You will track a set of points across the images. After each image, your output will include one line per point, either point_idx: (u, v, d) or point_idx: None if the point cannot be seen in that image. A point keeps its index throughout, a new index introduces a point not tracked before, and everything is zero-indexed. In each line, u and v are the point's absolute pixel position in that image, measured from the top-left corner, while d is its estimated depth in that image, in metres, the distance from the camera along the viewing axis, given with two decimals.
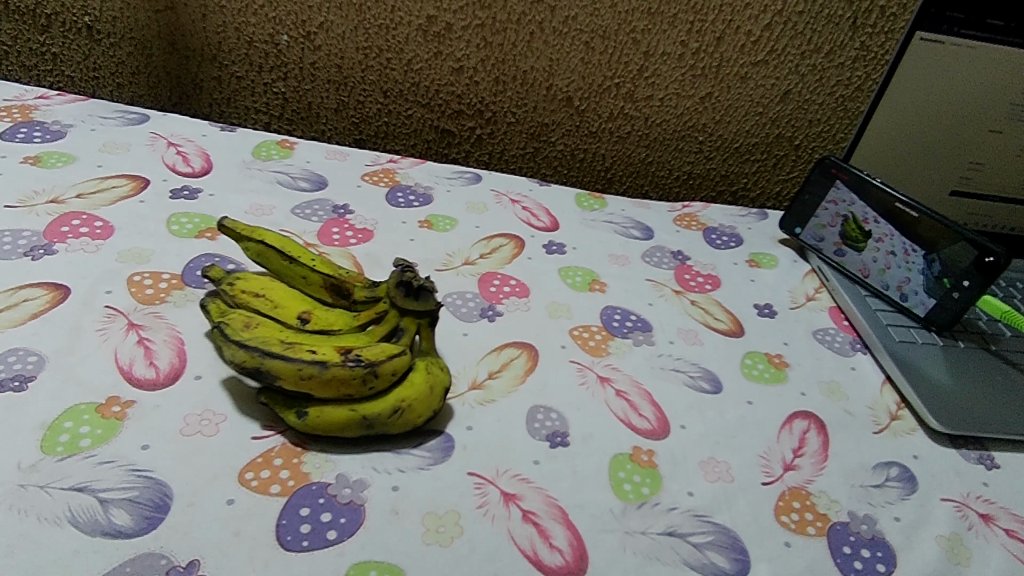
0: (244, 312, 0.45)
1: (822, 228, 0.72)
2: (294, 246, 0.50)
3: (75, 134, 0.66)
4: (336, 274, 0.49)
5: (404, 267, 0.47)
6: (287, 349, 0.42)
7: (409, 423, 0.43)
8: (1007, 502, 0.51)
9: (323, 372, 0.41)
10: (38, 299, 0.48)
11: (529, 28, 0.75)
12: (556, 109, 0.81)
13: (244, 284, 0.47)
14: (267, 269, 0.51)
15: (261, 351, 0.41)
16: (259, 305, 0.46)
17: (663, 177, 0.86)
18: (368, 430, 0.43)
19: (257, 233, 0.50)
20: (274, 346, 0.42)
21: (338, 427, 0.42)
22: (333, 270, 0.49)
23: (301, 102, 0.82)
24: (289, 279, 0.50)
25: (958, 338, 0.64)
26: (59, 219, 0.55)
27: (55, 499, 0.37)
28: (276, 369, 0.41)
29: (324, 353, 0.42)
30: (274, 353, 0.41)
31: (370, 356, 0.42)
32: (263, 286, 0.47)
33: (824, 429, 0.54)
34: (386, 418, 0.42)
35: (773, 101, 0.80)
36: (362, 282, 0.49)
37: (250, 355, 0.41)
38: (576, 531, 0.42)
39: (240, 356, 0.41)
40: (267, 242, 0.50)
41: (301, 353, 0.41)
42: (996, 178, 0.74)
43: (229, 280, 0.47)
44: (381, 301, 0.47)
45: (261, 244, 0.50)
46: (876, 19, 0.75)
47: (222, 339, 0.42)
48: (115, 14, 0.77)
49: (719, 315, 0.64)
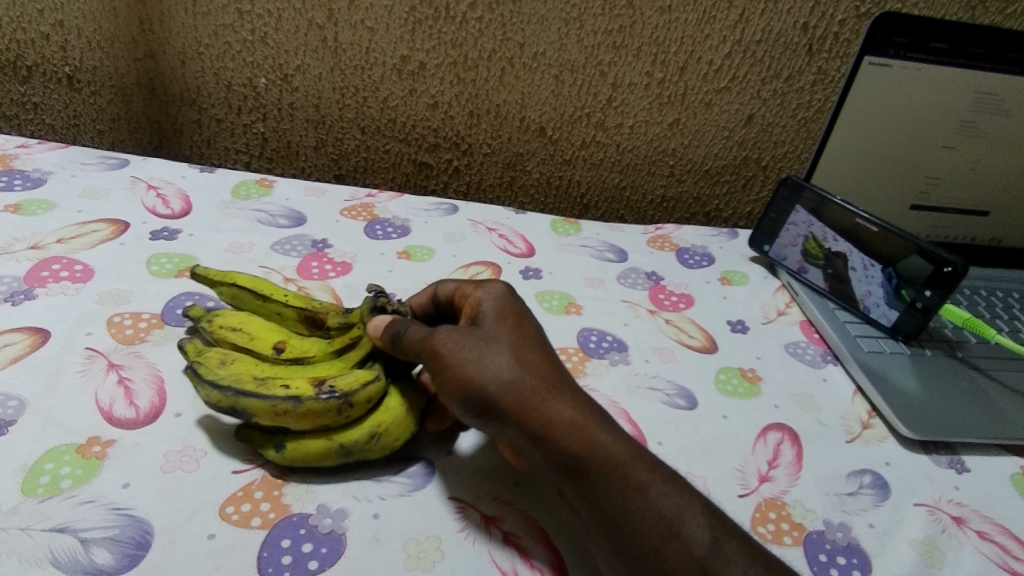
0: (222, 350, 0.46)
1: (786, 247, 0.75)
2: (267, 285, 0.51)
3: (56, 181, 0.67)
4: (310, 306, 0.50)
5: (377, 293, 0.49)
6: (260, 386, 0.42)
7: (388, 446, 0.44)
8: (978, 504, 0.52)
9: (298, 406, 0.41)
10: (19, 344, 0.49)
11: (500, 64, 0.78)
12: (530, 139, 0.84)
13: (222, 320, 0.49)
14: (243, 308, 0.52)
15: (235, 390, 0.42)
16: (236, 339, 0.47)
17: (636, 201, 0.90)
18: (347, 458, 0.43)
19: (230, 276, 0.51)
20: (248, 384, 0.42)
21: (317, 458, 0.43)
22: (307, 303, 0.51)
23: (281, 141, 0.84)
24: (265, 316, 0.51)
25: (925, 346, 0.66)
26: (39, 264, 0.56)
27: (37, 541, 0.38)
28: (251, 407, 0.41)
29: (298, 387, 0.42)
30: (247, 391, 0.42)
31: (344, 386, 0.42)
32: (240, 321, 0.49)
33: (797, 440, 0.55)
34: (364, 444, 0.43)
35: (738, 126, 0.84)
36: (336, 310, 0.50)
37: (224, 395, 0.42)
38: (555, 551, 0.43)
39: (216, 396, 0.42)
40: (239, 284, 0.51)
41: (275, 390, 0.42)
42: (952, 192, 0.77)
43: (208, 317, 0.49)
44: (354, 326, 0.49)
45: (234, 287, 0.51)
46: (831, 44, 0.78)
47: (197, 379, 0.43)
48: (94, 65, 0.79)
49: (693, 333, 0.66)
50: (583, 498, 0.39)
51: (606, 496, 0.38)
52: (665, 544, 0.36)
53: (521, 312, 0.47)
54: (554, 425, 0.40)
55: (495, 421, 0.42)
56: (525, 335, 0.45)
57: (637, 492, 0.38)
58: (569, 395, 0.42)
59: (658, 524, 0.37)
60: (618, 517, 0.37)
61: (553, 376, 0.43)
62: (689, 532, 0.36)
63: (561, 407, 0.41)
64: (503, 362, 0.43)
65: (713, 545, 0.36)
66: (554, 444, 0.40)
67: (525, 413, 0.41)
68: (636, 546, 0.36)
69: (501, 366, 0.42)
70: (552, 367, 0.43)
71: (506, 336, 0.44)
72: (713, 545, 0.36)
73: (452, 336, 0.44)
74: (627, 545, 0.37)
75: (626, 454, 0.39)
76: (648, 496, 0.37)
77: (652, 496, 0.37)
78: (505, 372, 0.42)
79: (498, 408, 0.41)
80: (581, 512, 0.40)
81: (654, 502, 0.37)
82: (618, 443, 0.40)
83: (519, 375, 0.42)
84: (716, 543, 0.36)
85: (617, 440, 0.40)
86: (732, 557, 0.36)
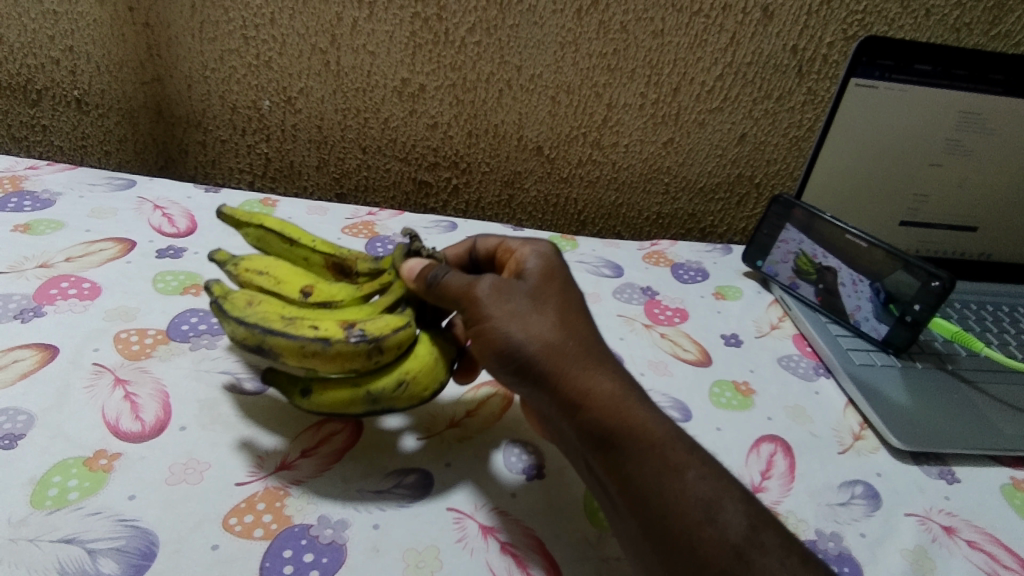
0: (249, 292, 0.46)
1: (778, 262, 0.77)
2: (293, 229, 0.52)
3: (64, 202, 0.69)
4: (337, 254, 0.52)
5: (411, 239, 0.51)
6: (287, 326, 0.43)
7: (415, 395, 0.45)
8: (968, 514, 0.53)
9: (327, 348, 0.42)
10: (28, 359, 0.50)
11: (498, 86, 0.80)
12: (528, 157, 0.86)
13: (248, 264, 0.50)
14: (268, 252, 0.54)
15: (262, 328, 0.42)
16: (262, 282, 0.48)
17: (632, 218, 0.92)
18: (373, 405, 0.44)
19: (257, 219, 0.51)
20: (275, 324, 0.43)
21: (344, 405, 0.44)
22: (334, 250, 0.52)
23: (284, 161, 0.86)
24: (289, 261, 0.53)
25: (915, 359, 0.68)
26: (48, 282, 0.58)
27: (45, 551, 0.39)
28: (278, 346, 0.42)
29: (327, 329, 0.43)
30: (274, 330, 0.42)
31: (374, 331, 0.43)
32: (266, 266, 0.49)
33: (790, 451, 0.56)
34: (391, 392, 0.44)
35: (731, 144, 0.86)
36: (363, 258, 0.52)
37: (251, 333, 0.42)
38: (551, 559, 0.43)
39: (241, 333, 0.42)
40: (266, 227, 0.51)
41: (303, 331, 0.42)
42: (940, 208, 0.79)
43: (234, 261, 0.50)
44: (384, 272, 0.51)
45: (261, 230, 0.52)
46: (820, 66, 0.80)
47: (223, 316, 0.44)
48: (103, 88, 0.81)
49: (687, 346, 0.67)
50: (615, 471, 0.40)
51: (642, 471, 0.39)
52: (700, 530, 0.37)
53: (565, 280, 0.48)
54: (590, 396, 0.41)
55: (528, 382, 0.43)
56: (568, 304, 0.46)
57: (675, 474, 0.39)
58: (608, 370, 0.43)
59: (695, 508, 0.37)
60: (651, 495, 0.38)
61: (593, 349, 0.43)
62: (726, 519, 0.37)
63: (599, 379, 0.42)
64: (546, 325, 0.43)
65: (751, 532, 0.37)
66: (589, 415, 0.41)
67: (561, 379, 0.41)
68: (667, 527, 0.37)
69: (543, 329, 0.43)
70: (592, 340, 0.44)
71: (550, 301, 0.45)
72: (749, 533, 0.37)
73: (498, 292, 0.44)
74: (657, 525, 0.38)
75: (668, 435, 0.40)
76: (687, 478, 0.38)
77: (690, 479, 0.38)
78: (547, 337, 0.42)
79: (533, 369, 0.42)
80: (611, 488, 0.41)
81: (692, 485, 0.38)
82: (657, 423, 0.41)
83: (560, 341, 0.43)
84: (753, 531, 0.37)
85: (658, 421, 0.41)
86: (770, 546, 0.37)
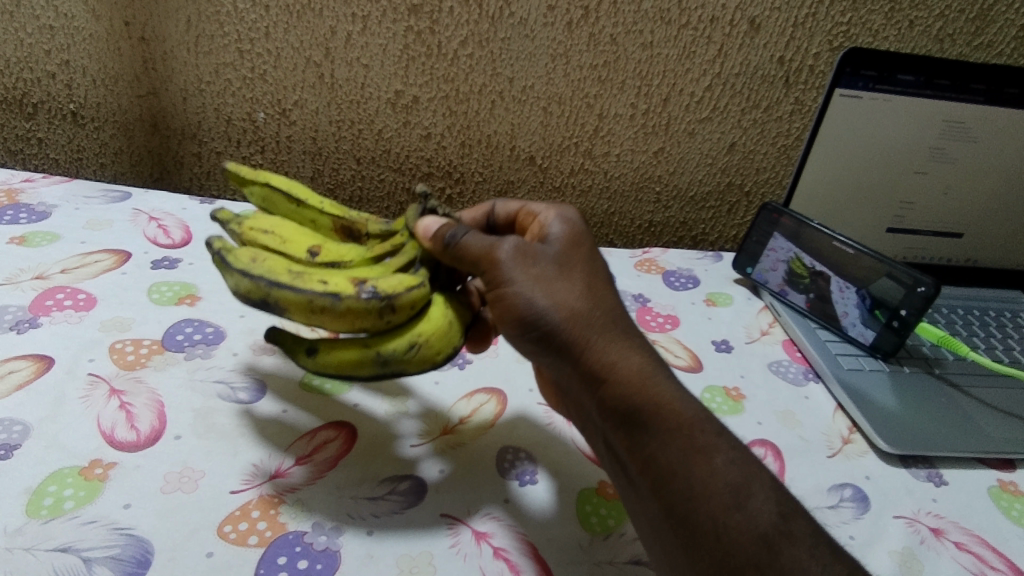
0: (253, 248, 0.45)
1: (767, 270, 0.78)
2: (301, 189, 0.52)
3: (60, 214, 0.69)
4: (347, 216, 0.52)
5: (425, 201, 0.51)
6: (296, 280, 0.42)
7: (427, 358, 0.44)
8: (957, 516, 0.54)
9: (336, 304, 0.42)
10: (24, 370, 0.51)
11: (490, 97, 0.81)
12: (520, 167, 0.87)
13: (252, 223, 0.50)
14: (273, 212, 0.54)
15: (268, 282, 0.42)
16: (268, 241, 0.48)
17: (625, 225, 0.93)
18: (383, 366, 0.44)
19: (263, 177, 0.52)
20: (283, 277, 0.43)
21: (352, 366, 0.44)
22: (343, 213, 0.52)
23: (278, 172, 0.87)
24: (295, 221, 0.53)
25: (904, 363, 0.69)
26: (44, 294, 0.58)
27: (41, 560, 0.39)
28: (284, 300, 0.42)
29: (336, 285, 0.42)
30: (282, 283, 0.42)
31: (386, 289, 0.43)
32: (271, 225, 0.50)
33: (780, 455, 0.57)
34: (403, 354, 0.44)
35: (721, 153, 0.87)
36: (374, 221, 0.52)
37: (258, 286, 0.42)
38: (544, 564, 0.44)
39: (247, 286, 0.42)
40: (272, 186, 0.51)
41: (312, 285, 0.42)
42: (927, 215, 0.81)
43: (238, 221, 0.50)
44: (398, 234, 0.51)
45: (267, 188, 0.52)
46: (806, 77, 0.82)
47: (228, 270, 0.43)
48: (98, 101, 0.82)
49: (679, 352, 0.68)
50: (635, 450, 0.41)
51: (667, 449, 0.40)
52: (729, 516, 0.37)
53: (588, 248, 0.48)
54: (614, 369, 0.42)
55: (548, 349, 0.43)
56: (591, 272, 0.46)
57: (703, 457, 0.39)
58: (629, 342, 0.43)
59: (723, 493, 0.38)
60: (667, 483, 0.39)
61: (615, 319, 0.44)
62: (755, 506, 0.38)
63: (621, 351, 0.43)
64: (568, 293, 0.44)
65: (783, 521, 0.38)
66: (611, 390, 0.41)
67: (584, 350, 0.42)
68: (694, 511, 0.38)
69: (566, 297, 0.43)
70: (613, 310, 0.45)
71: (573, 269, 0.45)
72: (780, 522, 0.38)
73: (520, 258, 0.44)
74: (682, 509, 0.38)
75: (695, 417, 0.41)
76: (717, 462, 0.39)
77: (720, 464, 0.39)
78: (570, 305, 0.43)
79: (555, 336, 0.43)
80: (630, 468, 0.41)
81: (720, 470, 0.39)
82: (684, 406, 0.41)
83: (583, 309, 0.43)
84: (785, 521, 0.38)
85: (685, 403, 0.42)
86: (800, 536, 0.37)
